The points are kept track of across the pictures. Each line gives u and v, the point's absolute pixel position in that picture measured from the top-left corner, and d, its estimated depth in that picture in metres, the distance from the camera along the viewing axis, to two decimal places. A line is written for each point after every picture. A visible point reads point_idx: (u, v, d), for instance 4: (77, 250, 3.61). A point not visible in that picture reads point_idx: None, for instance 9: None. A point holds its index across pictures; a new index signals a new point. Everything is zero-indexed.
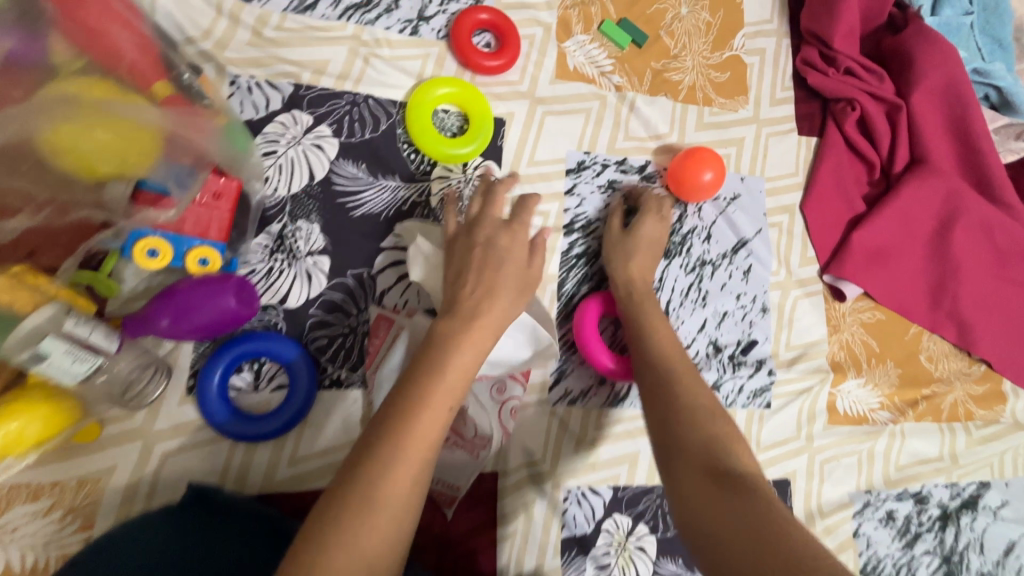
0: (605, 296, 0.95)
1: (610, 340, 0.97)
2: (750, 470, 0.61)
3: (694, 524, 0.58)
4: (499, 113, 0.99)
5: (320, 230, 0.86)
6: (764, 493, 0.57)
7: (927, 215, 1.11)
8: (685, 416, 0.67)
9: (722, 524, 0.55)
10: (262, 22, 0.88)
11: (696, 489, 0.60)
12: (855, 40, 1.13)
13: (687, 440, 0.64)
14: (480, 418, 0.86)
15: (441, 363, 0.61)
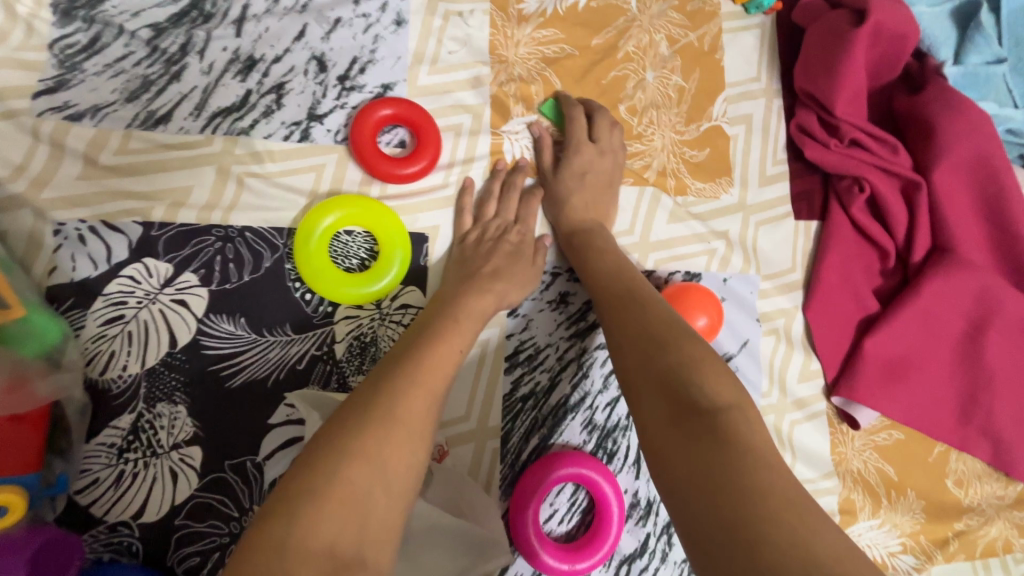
0: (558, 456, 0.77)
1: (568, 505, 0.80)
2: (730, 400, 0.54)
3: (661, 466, 0.53)
4: (420, 227, 0.80)
5: (186, 412, 0.68)
6: (738, 431, 0.51)
7: (954, 315, 0.91)
8: (652, 343, 0.62)
9: (686, 471, 0.51)
10: (96, 146, 0.68)
11: (662, 431, 0.55)
12: (862, 103, 0.93)
13: (655, 366, 0.60)
14: None
15: (393, 390, 0.54)
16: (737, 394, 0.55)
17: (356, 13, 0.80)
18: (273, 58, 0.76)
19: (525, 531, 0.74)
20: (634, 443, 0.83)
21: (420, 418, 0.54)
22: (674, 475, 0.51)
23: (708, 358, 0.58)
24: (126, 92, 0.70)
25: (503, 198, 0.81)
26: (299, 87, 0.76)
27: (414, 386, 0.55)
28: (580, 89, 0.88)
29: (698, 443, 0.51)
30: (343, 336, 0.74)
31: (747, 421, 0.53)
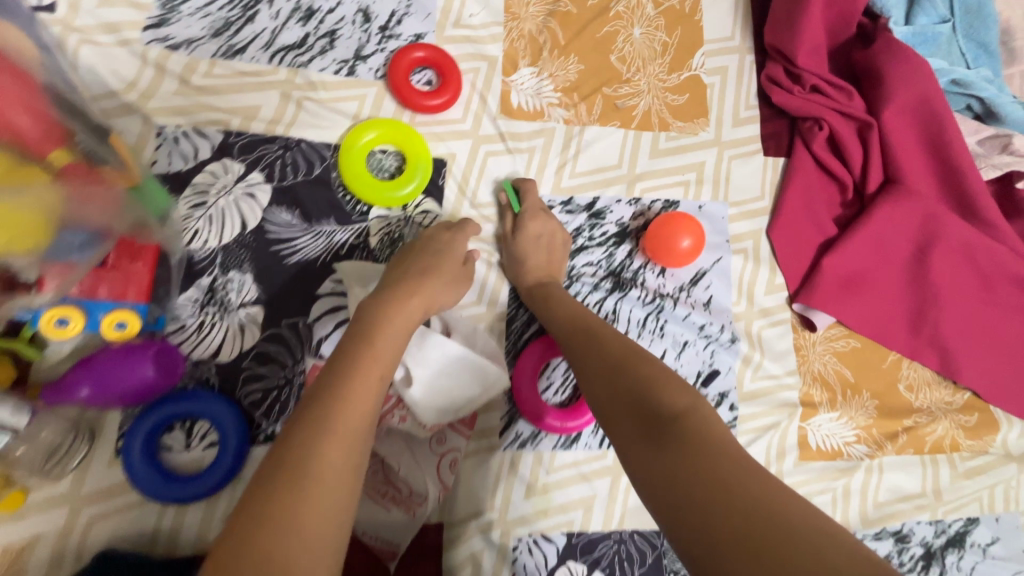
0: (545, 347, 0.91)
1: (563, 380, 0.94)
2: (684, 407, 0.59)
3: (639, 477, 0.56)
4: (439, 154, 0.94)
5: (252, 280, 0.84)
6: (697, 434, 0.55)
7: (903, 239, 1.05)
8: (612, 369, 0.67)
9: (656, 473, 0.54)
10: (189, 70, 0.86)
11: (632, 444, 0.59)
12: (823, 56, 1.08)
13: (620, 388, 0.65)
14: (412, 477, 0.83)
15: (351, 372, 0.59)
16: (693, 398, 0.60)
17: None
18: (328, 9, 0.93)
19: (529, 411, 0.89)
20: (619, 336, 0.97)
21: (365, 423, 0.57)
22: (652, 480, 0.54)
23: (659, 372, 0.64)
24: (212, 29, 0.88)
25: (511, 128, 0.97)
26: (348, 34, 0.94)
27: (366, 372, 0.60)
28: (578, 42, 1.04)
29: (663, 448, 0.55)
30: (376, 231, 0.90)
31: (704, 422, 0.57)
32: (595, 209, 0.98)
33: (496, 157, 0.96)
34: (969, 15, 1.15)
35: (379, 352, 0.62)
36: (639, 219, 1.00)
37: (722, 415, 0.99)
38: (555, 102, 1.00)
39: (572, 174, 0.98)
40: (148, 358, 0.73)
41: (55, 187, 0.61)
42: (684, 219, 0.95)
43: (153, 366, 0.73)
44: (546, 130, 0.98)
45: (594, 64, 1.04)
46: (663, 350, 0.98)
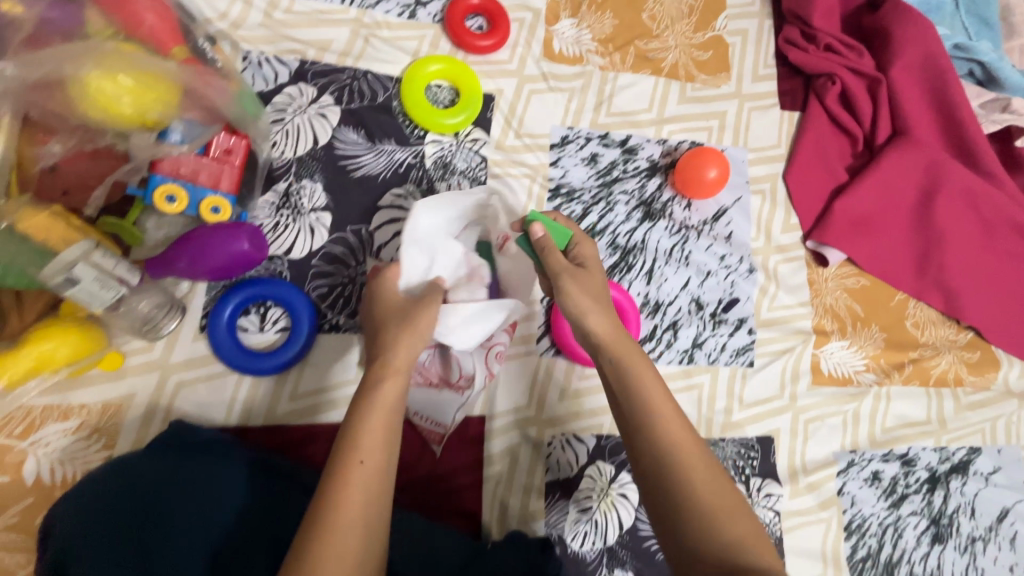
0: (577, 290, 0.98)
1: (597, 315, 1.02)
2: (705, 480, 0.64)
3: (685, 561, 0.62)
4: (487, 91, 1.04)
5: (322, 189, 0.93)
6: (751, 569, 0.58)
7: (909, 185, 1.14)
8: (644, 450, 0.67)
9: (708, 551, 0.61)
10: (273, 6, 0.98)
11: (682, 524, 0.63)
12: (835, 19, 1.19)
13: (655, 451, 0.66)
14: (464, 359, 0.89)
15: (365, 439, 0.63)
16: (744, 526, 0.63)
17: None
18: None
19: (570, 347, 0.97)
20: (647, 261, 1.05)
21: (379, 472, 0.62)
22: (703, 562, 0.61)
23: (677, 426, 0.68)
24: None
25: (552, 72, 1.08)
26: None
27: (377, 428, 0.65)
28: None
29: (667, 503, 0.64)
30: (431, 154, 0.99)
31: (754, 557, 0.60)
32: (629, 145, 1.09)
33: (539, 95, 1.06)
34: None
35: (384, 402, 0.67)
36: (667, 158, 1.10)
37: (742, 338, 1.07)
38: (593, 50, 1.11)
39: (610, 112, 1.09)
40: (242, 236, 0.78)
41: (185, 70, 0.72)
42: (708, 151, 1.06)
43: (247, 242, 0.78)
44: (583, 75, 1.09)
45: (628, 19, 1.15)
46: (687, 277, 1.06)
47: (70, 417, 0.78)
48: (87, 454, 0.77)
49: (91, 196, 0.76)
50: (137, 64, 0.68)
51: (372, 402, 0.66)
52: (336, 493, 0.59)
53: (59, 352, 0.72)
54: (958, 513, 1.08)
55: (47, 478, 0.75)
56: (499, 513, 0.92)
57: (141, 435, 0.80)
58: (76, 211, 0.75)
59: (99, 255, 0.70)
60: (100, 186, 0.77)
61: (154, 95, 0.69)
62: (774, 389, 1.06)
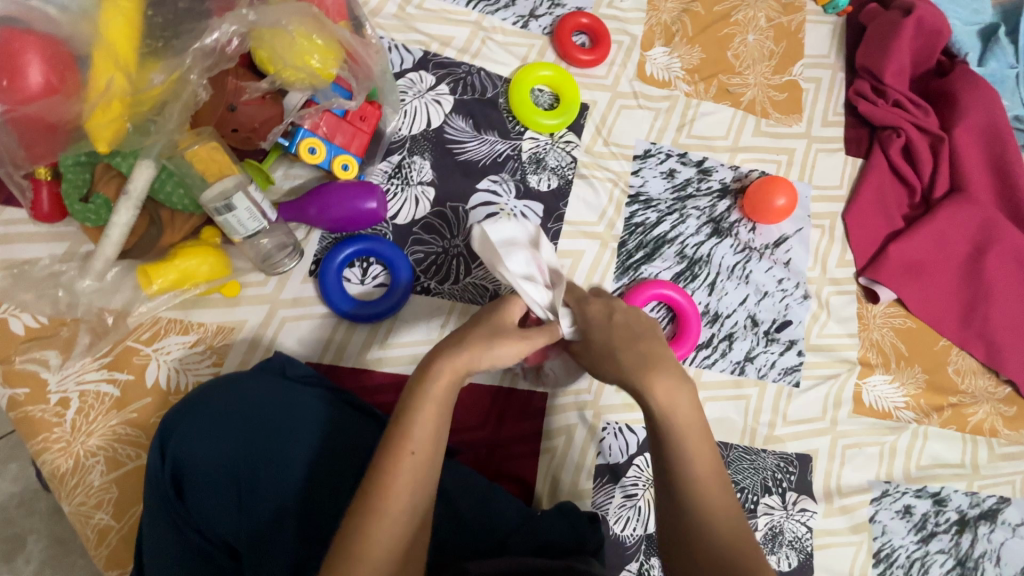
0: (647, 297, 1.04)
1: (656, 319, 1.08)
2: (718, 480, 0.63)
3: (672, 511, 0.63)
4: (583, 100, 1.14)
5: (430, 166, 1.03)
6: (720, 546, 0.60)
7: (962, 239, 1.21)
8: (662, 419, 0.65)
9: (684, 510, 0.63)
10: (407, 2, 1.10)
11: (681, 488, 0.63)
12: (905, 78, 1.27)
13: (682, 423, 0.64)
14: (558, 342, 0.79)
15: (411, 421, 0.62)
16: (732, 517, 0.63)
17: None
18: None
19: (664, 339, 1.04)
20: (710, 273, 1.12)
21: (426, 459, 0.61)
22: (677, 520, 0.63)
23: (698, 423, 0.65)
24: None
25: (641, 91, 1.18)
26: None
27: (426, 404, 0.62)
28: (704, 36, 1.26)
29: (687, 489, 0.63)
30: (527, 149, 1.08)
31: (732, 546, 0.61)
32: (704, 166, 1.18)
33: (628, 110, 1.16)
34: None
35: (439, 392, 0.63)
36: (738, 182, 1.19)
37: (791, 358, 1.12)
38: (680, 77, 1.21)
39: (689, 134, 1.18)
40: (370, 195, 0.89)
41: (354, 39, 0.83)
42: (779, 181, 1.13)
43: (373, 201, 0.89)
44: (670, 98, 1.19)
45: (714, 55, 1.25)
46: (746, 294, 1.13)
47: (189, 332, 0.86)
48: (198, 367, 0.85)
49: (264, 132, 0.83)
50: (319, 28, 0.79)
51: (424, 395, 0.62)
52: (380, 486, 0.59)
53: (199, 269, 0.82)
54: (983, 559, 1.10)
55: (164, 383, 0.82)
56: (551, 485, 0.97)
57: (246, 359, 0.87)
58: (243, 146, 0.82)
59: (252, 188, 0.80)
60: (268, 126, 0.82)
61: (332, 57, 0.81)
62: (816, 411, 1.11)
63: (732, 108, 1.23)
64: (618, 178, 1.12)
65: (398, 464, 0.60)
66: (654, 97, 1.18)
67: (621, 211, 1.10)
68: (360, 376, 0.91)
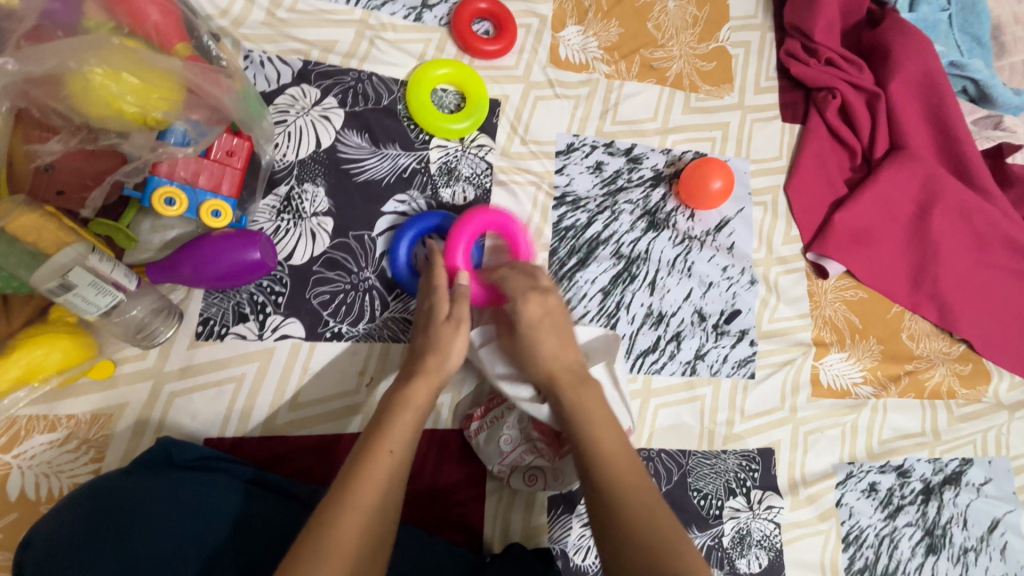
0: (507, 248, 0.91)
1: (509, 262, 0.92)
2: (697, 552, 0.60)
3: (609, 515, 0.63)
4: (494, 96, 1.03)
5: (325, 193, 0.91)
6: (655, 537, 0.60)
7: (906, 199, 1.16)
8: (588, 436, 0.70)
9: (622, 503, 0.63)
10: (276, 4, 0.95)
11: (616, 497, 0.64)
12: (836, 34, 1.19)
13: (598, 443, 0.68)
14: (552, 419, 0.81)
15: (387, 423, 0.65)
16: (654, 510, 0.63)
17: None
18: None
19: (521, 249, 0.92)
20: (651, 270, 1.05)
21: (390, 481, 0.61)
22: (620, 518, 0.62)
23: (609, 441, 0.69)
24: None
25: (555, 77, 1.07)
26: None
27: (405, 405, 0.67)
28: (620, 8, 1.15)
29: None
30: (435, 159, 0.97)
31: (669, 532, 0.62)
32: (634, 154, 1.09)
33: (544, 101, 1.06)
34: (965, 10, 1.27)
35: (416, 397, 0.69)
36: (671, 167, 1.10)
37: (743, 349, 1.07)
38: (599, 58, 1.11)
39: (614, 121, 1.09)
40: (255, 244, 0.77)
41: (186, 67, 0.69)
42: (713, 163, 1.05)
43: (259, 251, 0.78)
44: (590, 83, 1.09)
45: (632, 28, 1.15)
46: (690, 288, 1.06)
47: (57, 428, 0.74)
48: (73, 467, 0.74)
49: (89, 195, 0.72)
50: (139, 61, 0.66)
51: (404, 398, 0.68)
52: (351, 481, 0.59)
53: (49, 359, 0.69)
54: (951, 524, 1.09)
55: (32, 493, 0.71)
56: (502, 526, 0.90)
57: (130, 450, 0.76)
58: (75, 210, 0.72)
59: (95, 259, 0.67)
60: (98, 186, 0.73)
61: (159, 94, 0.68)
62: (773, 402, 1.06)
63: (658, 87, 1.13)
64: (540, 179, 1.02)
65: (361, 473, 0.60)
66: (570, 84, 1.08)
67: (548, 216, 1.01)
68: (272, 444, 0.81)
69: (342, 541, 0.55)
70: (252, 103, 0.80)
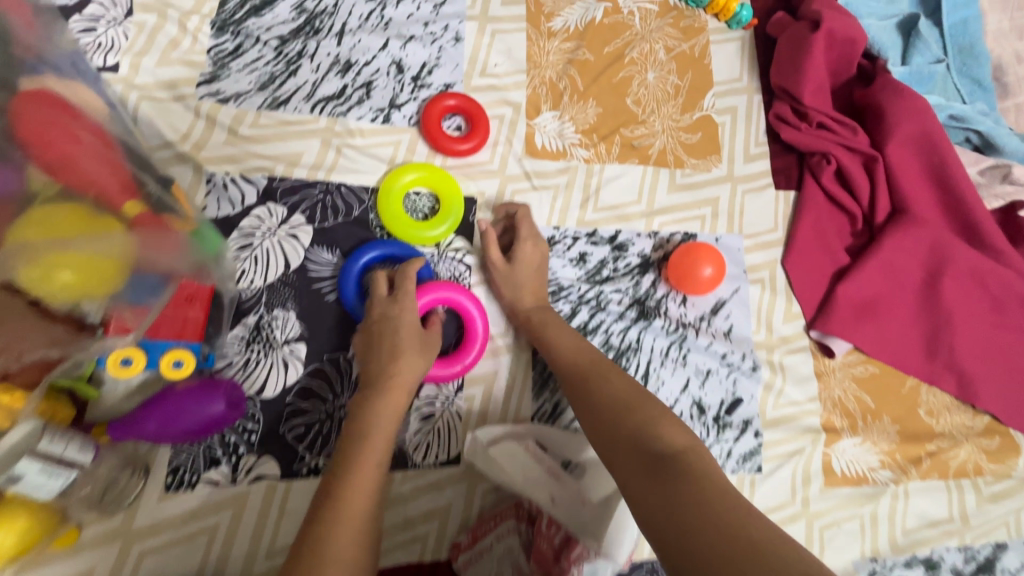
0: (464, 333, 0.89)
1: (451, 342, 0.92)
2: (681, 446, 0.62)
3: (608, 431, 0.69)
4: (469, 193, 1.00)
5: (296, 317, 0.88)
6: (697, 468, 0.59)
7: (914, 265, 1.09)
8: (579, 381, 0.79)
9: (614, 405, 0.72)
10: (238, 121, 0.93)
11: (611, 415, 0.71)
12: (825, 95, 1.13)
13: (588, 390, 0.77)
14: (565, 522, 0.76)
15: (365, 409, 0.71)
16: (690, 440, 0.64)
17: (425, 32, 1.05)
18: (364, 62, 1.01)
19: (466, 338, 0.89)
20: (644, 362, 0.99)
21: (379, 465, 0.66)
22: (610, 429, 0.69)
23: (605, 383, 0.77)
24: (259, 83, 0.95)
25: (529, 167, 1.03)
26: (383, 84, 1.01)
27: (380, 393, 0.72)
28: (597, 87, 1.11)
29: (667, 485, 0.57)
30: None
31: (701, 461, 0.61)
32: (618, 242, 1.04)
33: (522, 194, 1.02)
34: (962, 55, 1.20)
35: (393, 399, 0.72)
36: (659, 251, 1.06)
37: (748, 442, 1.00)
38: (577, 143, 1.07)
39: (597, 207, 1.05)
40: (220, 397, 0.77)
41: (130, 237, 0.66)
42: (704, 249, 1.00)
43: (224, 403, 0.77)
44: (568, 169, 1.05)
45: (610, 106, 1.10)
46: (686, 378, 1.00)
47: None
48: None
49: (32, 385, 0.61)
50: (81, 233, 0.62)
51: (382, 381, 0.74)
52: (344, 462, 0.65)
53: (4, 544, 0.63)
54: None
55: None
56: None
57: None
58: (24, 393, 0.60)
59: (46, 441, 0.62)
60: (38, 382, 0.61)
61: (100, 276, 0.61)
62: (785, 497, 0.99)
63: (641, 166, 1.09)
64: None
65: (349, 453, 0.66)
66: (547, 173, 1.04)
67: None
68: None
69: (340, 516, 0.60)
70: (206, 242, 0.78)
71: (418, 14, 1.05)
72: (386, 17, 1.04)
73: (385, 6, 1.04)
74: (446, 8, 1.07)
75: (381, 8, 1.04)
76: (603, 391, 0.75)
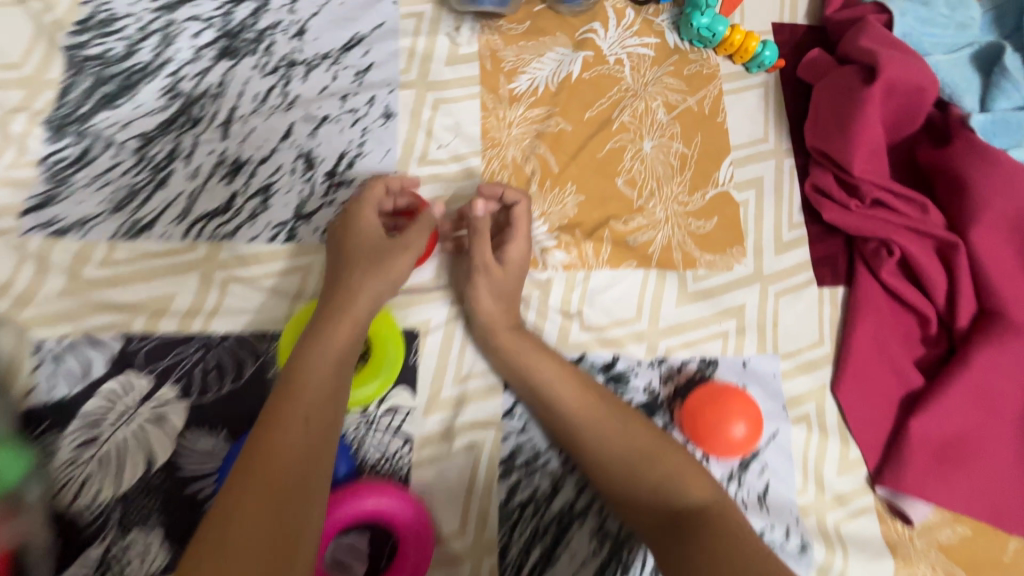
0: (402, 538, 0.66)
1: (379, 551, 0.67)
2: (708, 500, 0.59)
3: (630, 497, 0.63)
4: (410, 323, 0.76)
5: (160, 541, 0.62)
6: (721, 530, 0.56)
7: (1015, 389, 0.81)
8: (596, 400, 0.68)
9: (633, 455, 0.64)
10: (81, 260, 0.69)
11: (633, 473, 0.63)
12: (884, 159, 0.85)
13: (616, 429, 0.66)
14: None
15: (297, 369, 0.57)
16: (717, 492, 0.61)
17: (343, 109, 0.79)
18: (260, 159, 0.75)
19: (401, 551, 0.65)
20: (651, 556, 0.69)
21: (304, 446, 0.52)
22: (642, 497, 0.62)
23: (618, 420, 0.67)
24: (112, 203, 0.71)
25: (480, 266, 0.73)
26: (286, 186, 0.75)
27: (310, 348, 0.59)
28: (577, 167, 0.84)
29: (681, 544, 0.56)
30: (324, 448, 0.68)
31: (729, 519, 0.58)
32: (615, 371, 0.78)
33: None
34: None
35: (323, 376, 0.57)
36: (669, 385, 0.79)
37: None
38: (553, 243, 0.81)
39: (582, 328, 0.79)
40: None
41: None
42: (740, 398, 0.76)
43: None
44: (541, 282, 0.80)
45: (593, 192, 0.84)
46: None
47: None
48: None
49: None
50: None
51: (302, 358, 0.58)
52: (258, 459, 0.50)
53: None
54: None
55: None
56: None
57: None
58: None
59: None
60: None
61: None
62: None
63: (642, 270, 0.82)
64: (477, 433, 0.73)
65: (269, 427, 0.52)
66: None
67: (493, 490, 0.72)
68: None
69: (243, 502, 0.47)
70: None
71: (335, 85, 0.79)
72: (289, 92, 0.78)
73: (287, 78, 0.78)
74: (371, 74, 0.81)
75: (282, 81, 0.78)
76: (589, 444, 0.67)
